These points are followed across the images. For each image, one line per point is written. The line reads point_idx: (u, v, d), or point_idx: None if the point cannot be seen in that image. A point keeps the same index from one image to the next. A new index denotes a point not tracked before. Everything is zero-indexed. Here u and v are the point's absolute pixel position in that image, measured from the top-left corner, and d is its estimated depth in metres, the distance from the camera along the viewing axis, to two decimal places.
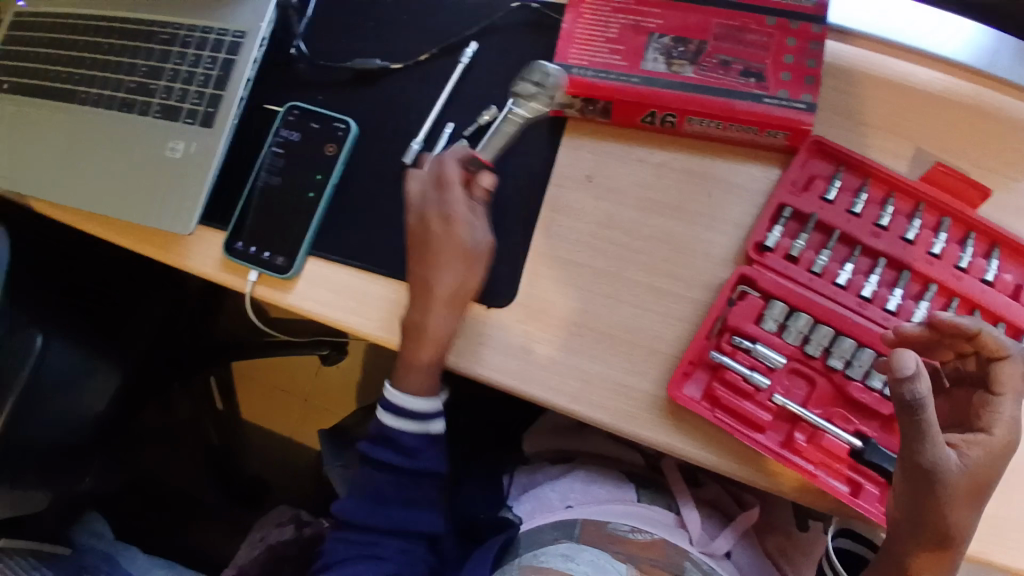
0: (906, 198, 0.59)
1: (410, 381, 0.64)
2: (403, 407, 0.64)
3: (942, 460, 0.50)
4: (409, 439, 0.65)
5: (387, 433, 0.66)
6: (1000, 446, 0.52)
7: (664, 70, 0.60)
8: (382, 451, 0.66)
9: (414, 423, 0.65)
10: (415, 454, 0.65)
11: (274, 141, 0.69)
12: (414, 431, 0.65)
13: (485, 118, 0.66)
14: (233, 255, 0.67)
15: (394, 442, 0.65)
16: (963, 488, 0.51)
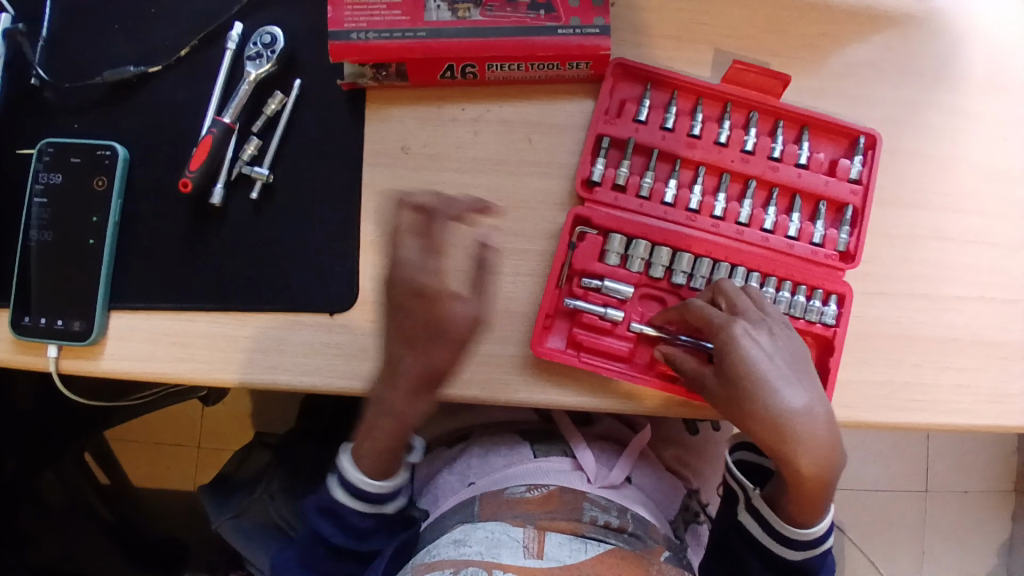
0: (712, 102, 0.59)
1: (365, 459, 0.57)
2: (357, 487, 0.58)
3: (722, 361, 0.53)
4: (358, 519, 0.59)
5: (335, 504, 0.59)
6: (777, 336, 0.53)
7: (450, 18, 0.55)
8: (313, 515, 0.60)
9: (365, 504, 0.59)
10: (362, 535, 0.60)
11: (33, 190, 0.58)
12: (365, 512, 0.59)
13: (272, 108, 0.58)
14: (21, 333, 0.57)
15: (325, 507, 0.60)
16: (732, 402, 0.52)
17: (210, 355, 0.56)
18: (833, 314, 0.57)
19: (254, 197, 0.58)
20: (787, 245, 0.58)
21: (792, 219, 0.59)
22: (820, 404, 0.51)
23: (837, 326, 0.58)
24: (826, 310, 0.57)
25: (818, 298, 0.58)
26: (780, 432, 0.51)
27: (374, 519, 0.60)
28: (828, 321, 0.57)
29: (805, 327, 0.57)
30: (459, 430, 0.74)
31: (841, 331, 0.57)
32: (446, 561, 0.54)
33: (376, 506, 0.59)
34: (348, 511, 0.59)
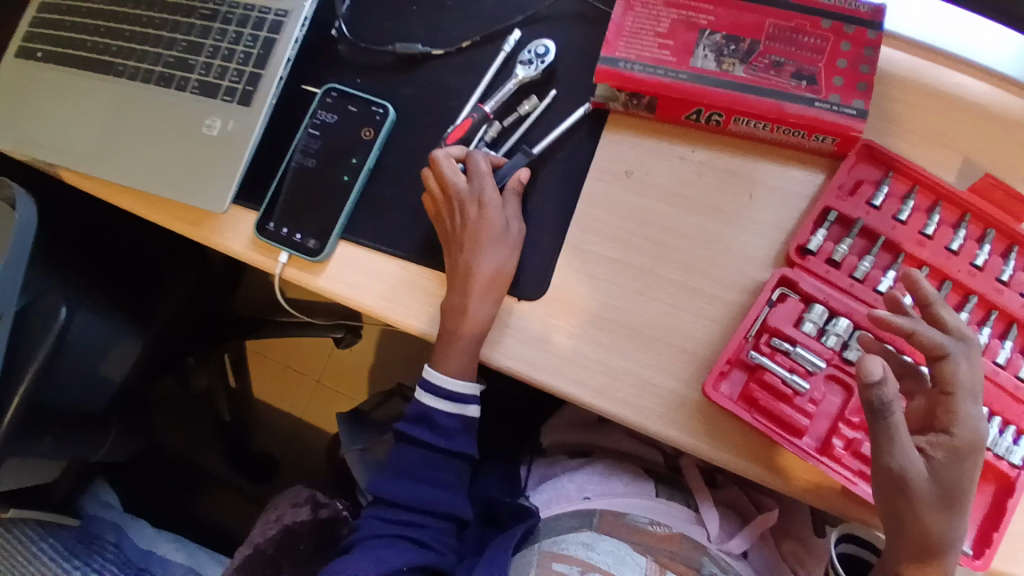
0: (952, 208, 0.59)
1: (448, 367, 0.62)
2: (437, 387, 0.65)
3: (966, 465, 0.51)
4: (447, 420, 0.66)
5: (427, 413, 0.66)
6: (961, 445, 0.51)
7: (713, 68, 0.59)
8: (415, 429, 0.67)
9: (450, 404, 0.65)
10: (450, 435, 0.66)
11: (311, 122, 0.69)
12: (453, 413, 0.66)
13: (526, 109, 0.65)
14: (264, 235, 0.67)
15: (418, 418, 0.66)
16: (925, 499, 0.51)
17: (408, 303, 0.64)
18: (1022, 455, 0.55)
19: None
20: (993, 371, 0.56)
21: (1004, 345, 0.57)
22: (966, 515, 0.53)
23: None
24: (1015, 449, 0.55)
25: (1009, 434, 0.56)
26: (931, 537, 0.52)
27: (461, 419, 0.66)
28: (1016, 461, 0.55)
29: (989, 461, 0.55)
30: (583, 447, 0.77)
31: None
32: (575, 559, 0.59)
33: (458, 406, 0.65)
34: (436, 413, 0.66)
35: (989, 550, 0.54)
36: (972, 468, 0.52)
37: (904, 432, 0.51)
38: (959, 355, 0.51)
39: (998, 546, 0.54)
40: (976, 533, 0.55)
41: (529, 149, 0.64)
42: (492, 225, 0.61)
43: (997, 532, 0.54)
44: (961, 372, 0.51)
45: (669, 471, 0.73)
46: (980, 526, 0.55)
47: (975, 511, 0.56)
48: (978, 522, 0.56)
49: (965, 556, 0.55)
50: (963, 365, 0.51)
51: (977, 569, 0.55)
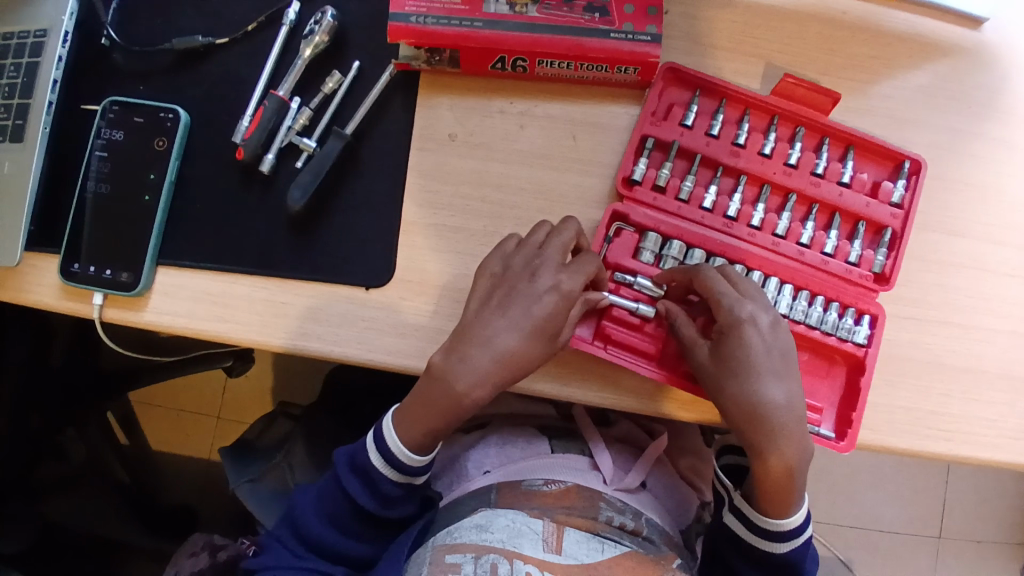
0: (760, 114, 0.61)
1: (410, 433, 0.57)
2: (393, 453, 0.58)
3: (749, 344, 0.53)
4: (390, 487, 0.60)
5: (367, 468, 0.60)
6: (737, 328, 0.53)
7: (507, 12, 0.57)
8: (354, 482, 0.60)
9: (398, 473, 0.59)
10: (388, 502, 0.60)
11: (94, 143, 0.61)
12: (397, 482, 0.60)
13: (330, 86, 0.61)
14: (69, 279, 0.60)
15: (359, 469, 0.60)
16: (720, 385, 0.53)
17: (247, 316, 0.59)
18: (864, 334, 0.57)
19: (300, 165, 0.61)
20: (823, 261, 0.59)
21: (830, 235, 0.60)
22: (795, 396, 0.53)
23: (868, 347, 0.57)
24: (858, 329, 0.57)
25: (850, 316, 0.58)
26: (754, 421, 0.52)
27: (405, 488, 0.60)
28: (859, 341, 0.57)
29: (836, 345, 0.58)
30: (477, 419, 0.75)
31: (872, 352, 0.57)
32: (468, 546, 0.56)
33: (406, 477, 0.60)
34: (380, 478, 0.59)
35: (851, 430, 0.56)
36: (758, 346, 0.53)
37: (690, 330, 0.55)
38: (705, 266, 0.55)
39: (859, 426, 0.56)
40: (838, 417, 0.58)
41: (342, 132, 0.60)
42: (541, 315, 0.54)
43: (856, 412, 0.56)
44: (713, 271, 0.55)
45: (564, 422, 0.73)
46: (839, 409, 0.58)
47: (831, 394, 0.59)
48: (837, 406, 0.58)
49: (829, 440, 0.57)
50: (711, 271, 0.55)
51: (843, 451, 0.57)
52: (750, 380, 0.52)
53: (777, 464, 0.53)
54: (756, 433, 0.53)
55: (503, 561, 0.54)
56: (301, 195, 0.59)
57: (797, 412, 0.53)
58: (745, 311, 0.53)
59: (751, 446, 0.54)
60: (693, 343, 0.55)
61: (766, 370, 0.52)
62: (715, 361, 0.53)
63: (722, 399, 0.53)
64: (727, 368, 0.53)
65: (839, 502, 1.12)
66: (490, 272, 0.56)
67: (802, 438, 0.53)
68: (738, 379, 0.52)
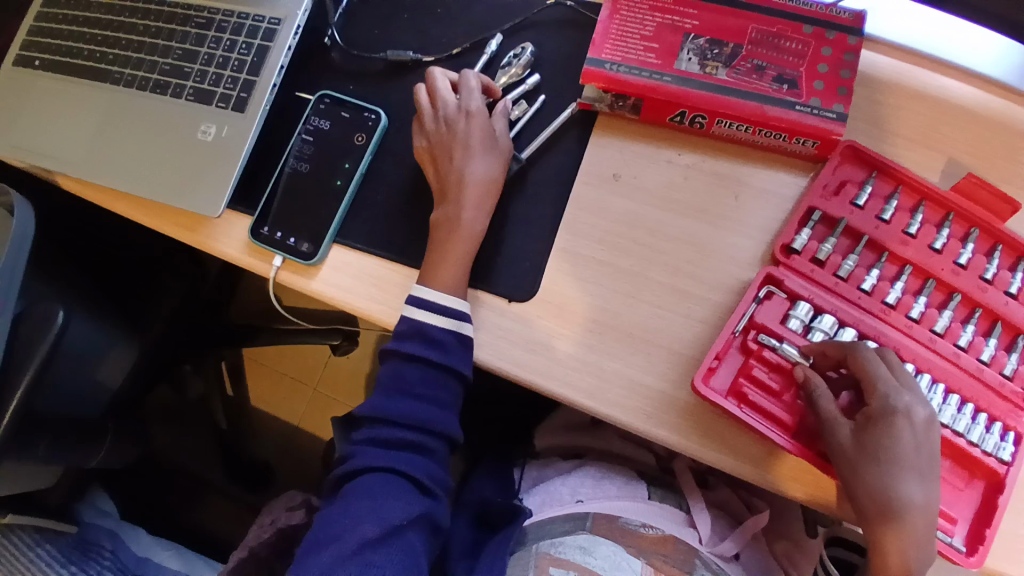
0: (935, 207, 0.60)
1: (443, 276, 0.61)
2: (429, 302, 0.60)
3: (900, 437, 0.52)
4: (442, 334, 0.61)
5: (420, 326, 0.61)
6: (891, 418, 0.52)
7: (697, 71, 0.60)
8: (414, 345, 0.62)
9: (445, 319, 0.60)
10: (448, 351, 0.61)
11: (305, 128, 0.70)
12: (448, 328, 0.61)
13: (516, 113, 0.66)
14: (258, 240, 0.68)
15: (413, 331, 0.62)
16: (860, 472, 0.52)
17: (400, 304, 0.64)
18: (1010, 451, 0.55)
19: None
20: (977, 368, 0.57)
21: (989, 343, 0.57)
22: (933, 500, 0.52)
23: (1011, 466, 0.55)
24: (1003, 445, 0.55)
25: (997, 431, 0.56)
26: (887, 516, 0.52)
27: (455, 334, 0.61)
28: (1004, 458, 0.55)
29: (979, 457, 0.55)
30: (575, 450, 0.77)
31: (1014, 471, 0.55)
32: (573, 564, 0.60)
33: (456, 321, 0.61)
34: (432, 330, 0.61)
35: (983, 547, 0.54)
36: (908, 442, 0.52)
37: (833, 407, 0.54)
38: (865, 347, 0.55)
39: (992, 544, 0.54)
40: (970, 533, 0.55)
41: (519, 157, 0.66)
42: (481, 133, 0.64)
43: (990, 529, 0.54)
44: (872, 353, 0.54)
45: (661, 474, 0.73)
46: (972, 524, 0.55)
47: (966, 508, 0.56)
48: (970, 520, 0.55)
49: (957, 552, 0.54)
50: (872, 352, 0.54)
51: (971, 566, 0.54)
52: (893, 473, 0.52)
53: (900, 565, 0.52)
54: (887, 528, 0.52)
55: None
56: None
57: (931, 517, 0.52)
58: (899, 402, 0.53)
59: (874, 540, 0.53)
60: (836, 422, 0.54)
61: (911, 466, 0.52)
62: (859, 447, 0.53)
63: (858, 486, 0.52)
64: (872, 457, 0.52)
65: None
66: (427, 129, 0.65)
67: (929, 541, 0.52)
68: (881, 470, 0.52)
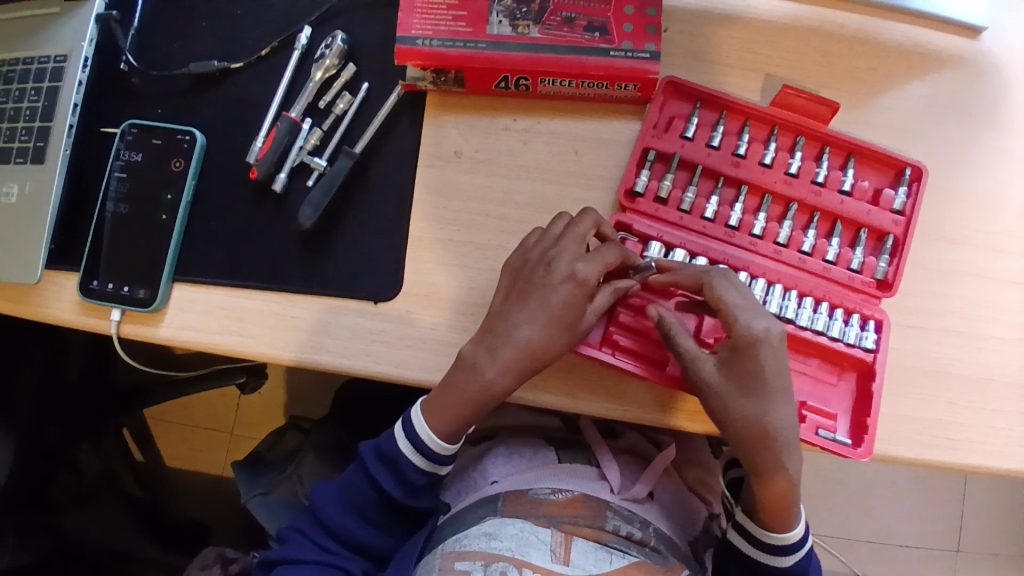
0: (760, 124, 0.62)
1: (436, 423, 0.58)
2: (423, 443, 0.59)
3: (758, 359, 0.53)
4: (415, 474, 0.60)
5: (396, 457, 0.60)
6: (749, 343, 0.53)
7: (510, 33, 0.59)
8: (384, 471, 0.61)
9: (423, 459, 0.60)
10: (412, 491, 0.61)
11: (114, 165, 0.63)
12: (423, 469, 0.60)
13: (340, 107, 0.63)
14: (89, 296, 0.62)
15: (386, 457, 0.61)
16: (725, 399, 0.54)
17: (259, 330, 0.60)
18: (872, 339, 0.58)
19: (311, 184, 0.63)
20: (825, 268, 0.60)
21: (831, 243, 0.61)
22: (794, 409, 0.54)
23: (877, 353, 0.58)
24: (864, 335, 0.58)
25: (856, 323, 0.59)
26: (757, 435, 0.54)
27: (429, 477, 0.61)
28: (867, 347, 0.58)
29: (842, 350, 0.58)
30: (485, 432, 0.75)
31: (880, 357, 0.58)
32: (478, 553, 0.57)
33: (433, 465, 0.60)
34: (407, 465, 0.60)
35: (867, 436, 0.56)
36: (766, 361, 0.53)
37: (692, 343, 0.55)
38: (716, 274, 0.55)
39: (875, 431, 0.56)
40: (855, 425, 0.57)
41: (351, 150, 0.62)
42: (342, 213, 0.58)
43: (871, 417, 0.56)
44: (722, 279, 0.55)
45: (571, 434, 0.73)
46: (854, 415, 0.58)
47: (844, 400, 0.59)
48: (851, 412, 0.58)
49: (845, 446, 0.56)
50: (722, 279, 0.55)
51: (861, 457, 0.56)
52: (756, 393, 0.53)
53: (776, 475, 0.55)
54: (761, 446, 0.54)
55: (512, 569, 0.55)
56: (312, 212, 0.61)
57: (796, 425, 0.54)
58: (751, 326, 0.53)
59: (750, 458, 0.55)
60: (698, 358, 0.54)
61: (773, 383, 0.53)
62: (722, 375, 0.54)
63: (726, 413, 0.54)
64: (736, 383, 0.54)
65: (852, 516, 1.10)
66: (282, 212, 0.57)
67: (794, 449, 0.54)
68: (746, 392, 0.53)
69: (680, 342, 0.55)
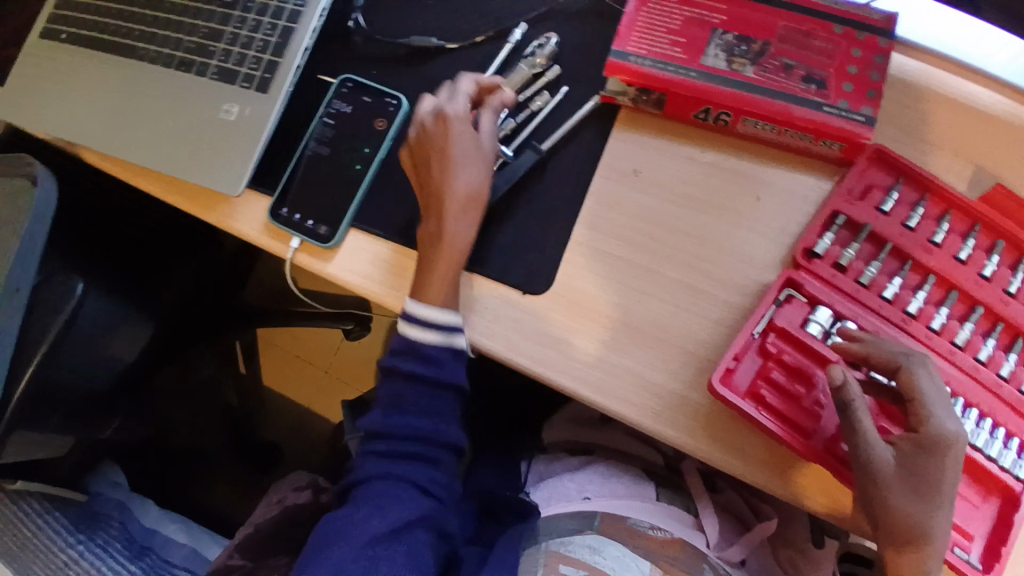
0: (963, 217, 0.59)
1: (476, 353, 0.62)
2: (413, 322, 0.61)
3: (941, 463, 0.51)
4: (434, 347, 0.62)
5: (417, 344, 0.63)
6: (936, 445, 0.51)
7: (724, 67, 0.60)
8: (412, 364, 0.63)
9: (440, 335, 0.61)
10: (441, 361, 0.63)
11: (326, 111, 0.70)
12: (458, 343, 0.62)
13: (538, 104, 0.66)
14: (277, 220, 0.68)
15: (407, 349, 0.63)
16: (894, 493, 0.51)
17: None
18: None
19: (491, 169, 0.65)
20: (996, 383, 0.56)
21: (1009, 358, 0.56)
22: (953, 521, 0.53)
23: None
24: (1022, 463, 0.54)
25: (1014, 447, 0.55)
26: (913, 538, 0.51)
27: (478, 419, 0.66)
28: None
29: (995, 473, 0.54)
30: (583, 446, 0.76)
31: None
32: (582, 563, 0.58)
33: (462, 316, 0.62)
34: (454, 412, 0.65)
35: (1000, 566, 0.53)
36: (947, 468, 0.51)
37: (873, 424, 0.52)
38: (921, 363, 0.52)
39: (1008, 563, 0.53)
40: (986, 549, 0.54)
41: (538, 146, 0.65)
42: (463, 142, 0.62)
43: (1007, 547, 0.53)
44: (921, 368, 0.52)
45: (670, 474, 0.72)
46: (987, 540, 0.54)
47: (982, 524, 0.55)
48: (986, 538, 0.54)
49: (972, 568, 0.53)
50: (925, 369, 0.52)
51: None
52: (927, 497, 0.51)
53: None
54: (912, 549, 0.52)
55: None
56: (490, 196, 0.64)
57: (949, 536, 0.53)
58: (940, 427, 0.51)
59: (892, 556, 0.53)
60: (878, 441, 0.51)
61: (946, 492, 0.51)
62: (897, 468, 0.51)
63: (891, 508, 0.51)
64: (909, 479, 0.51)
65: None
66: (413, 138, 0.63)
67: (937, 559, 0.52)
68: (917, 493, 0.51)
69: (863, 421, 0.52)
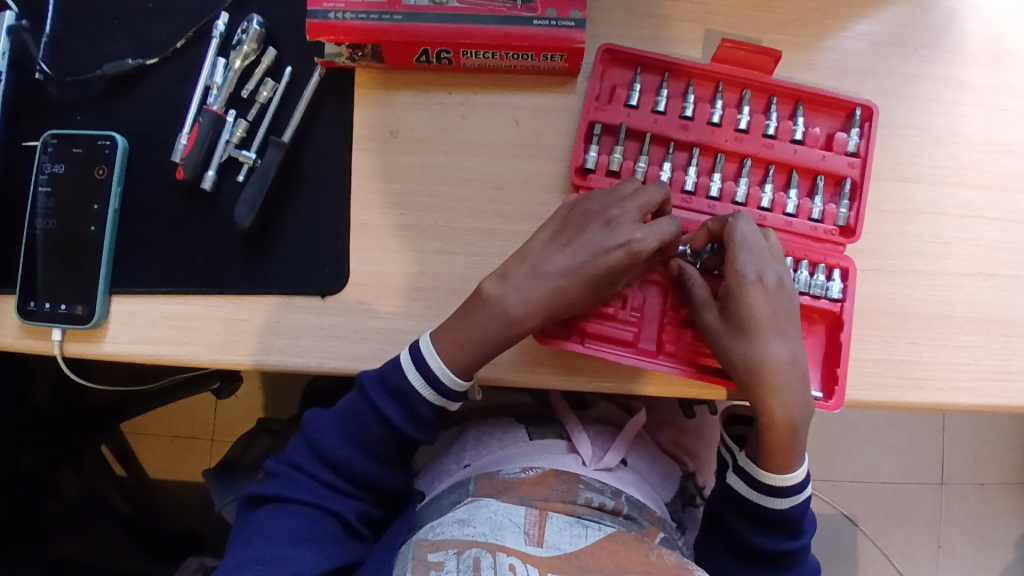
0: (704, 83, 0.61)
1: (451, 356, 0.54)
2: (434, 374, 0.55)
3: (756, 300, 0.54)
4: (425, 408, 0.57)
5: (403, 390, 0.56)
6: (744, 284, 0.54)
7: (427, 3, 0.57)
8: (392, 403, 0.56)
9: (433, 394, 0.56)
10: (421, 424, 0.58)
11: (39, 180, 0.60)
12: (432, 403, 0.57)
13: (264, 95, 0.61)
14: (26, 318, 0.59)
15: (393, 391, 0.56)
16: (725, 340, 0.54)
17: (206, 338, 0.58)
18: (839, 288, 0.58)
19: (241, 179, 0.61)
20: (786, 222, 0.60)
21: (789, 195, 0.60)
22: (798, 354, 0.54)
23: (844, 301, 0.58)
24: (830, 285, 0.58)
25: (822, 273, 0.58)
26: (755, 375, 0.53)
27: (439, 411, 0.58)
28: (834, 296, 0.58)
29: (812, 303, 0.58)
30: (457, 417, 0.73)
31: (848, 305, 0.58)
32: (451, 542, 0.53)
33: (442, 399, 0.57)
34: (419, 398, 0.56)
35: (838, 387, 0.57)
36: (761, 303, 0.54)
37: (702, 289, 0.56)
38: (735, 216, 0.55)
39: (845, 381, 0.57)
40: (825, 376, 0.58)
41: (279, 140, 0.60)
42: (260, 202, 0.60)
43: (840, 367, 0.57)
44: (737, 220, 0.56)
45: (540, 408, 0.72)
46: (826, 366, 0.58)
47: (816, 350, 0.59)
48: (821, 363, 0.59)
49: (818, 399, 0.57)
50: (742, 220, 0.55)
51: (834, 408, 0.57)
52: (755, 333, 0.54)
53: (782, 420, 0.54)
54: (762, 389, 0.53)
55: (486, 554, 0.52)
56: (248, 211, 0.59)
57: (799, 368, 0.54)
58: (755, 270, 0.54)
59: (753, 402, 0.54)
60: (707, 298, 0.56)
61: (772, 327, 0.54)
62: (721, 316, 0.55)
63: (728, 355, 0.54)
64: (734, 322, 0.54)
65: (837, 458, 1.12)
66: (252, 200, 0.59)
67: (803, 393, 0.54)
68: (744, 333, 0.54)
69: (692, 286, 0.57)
